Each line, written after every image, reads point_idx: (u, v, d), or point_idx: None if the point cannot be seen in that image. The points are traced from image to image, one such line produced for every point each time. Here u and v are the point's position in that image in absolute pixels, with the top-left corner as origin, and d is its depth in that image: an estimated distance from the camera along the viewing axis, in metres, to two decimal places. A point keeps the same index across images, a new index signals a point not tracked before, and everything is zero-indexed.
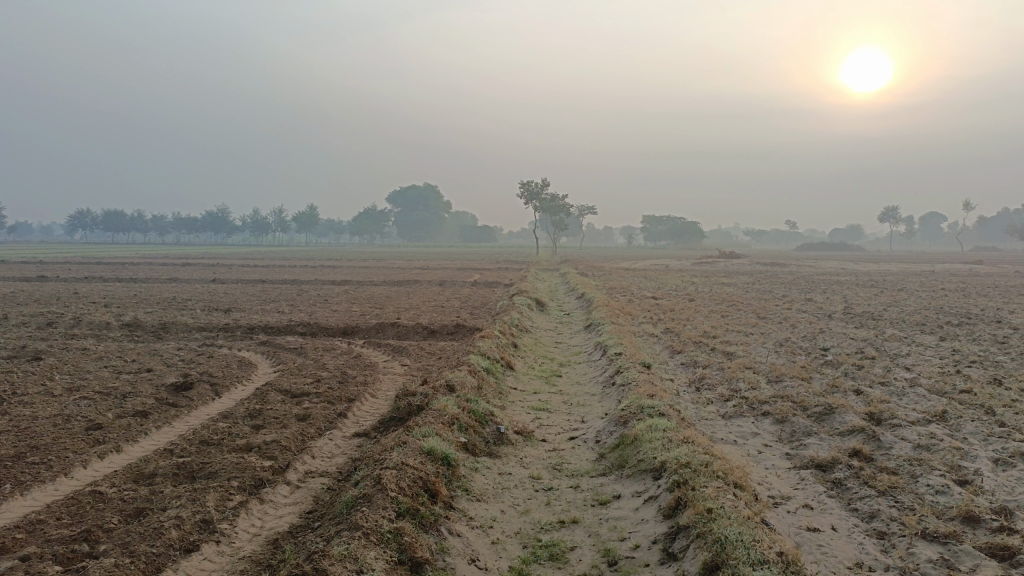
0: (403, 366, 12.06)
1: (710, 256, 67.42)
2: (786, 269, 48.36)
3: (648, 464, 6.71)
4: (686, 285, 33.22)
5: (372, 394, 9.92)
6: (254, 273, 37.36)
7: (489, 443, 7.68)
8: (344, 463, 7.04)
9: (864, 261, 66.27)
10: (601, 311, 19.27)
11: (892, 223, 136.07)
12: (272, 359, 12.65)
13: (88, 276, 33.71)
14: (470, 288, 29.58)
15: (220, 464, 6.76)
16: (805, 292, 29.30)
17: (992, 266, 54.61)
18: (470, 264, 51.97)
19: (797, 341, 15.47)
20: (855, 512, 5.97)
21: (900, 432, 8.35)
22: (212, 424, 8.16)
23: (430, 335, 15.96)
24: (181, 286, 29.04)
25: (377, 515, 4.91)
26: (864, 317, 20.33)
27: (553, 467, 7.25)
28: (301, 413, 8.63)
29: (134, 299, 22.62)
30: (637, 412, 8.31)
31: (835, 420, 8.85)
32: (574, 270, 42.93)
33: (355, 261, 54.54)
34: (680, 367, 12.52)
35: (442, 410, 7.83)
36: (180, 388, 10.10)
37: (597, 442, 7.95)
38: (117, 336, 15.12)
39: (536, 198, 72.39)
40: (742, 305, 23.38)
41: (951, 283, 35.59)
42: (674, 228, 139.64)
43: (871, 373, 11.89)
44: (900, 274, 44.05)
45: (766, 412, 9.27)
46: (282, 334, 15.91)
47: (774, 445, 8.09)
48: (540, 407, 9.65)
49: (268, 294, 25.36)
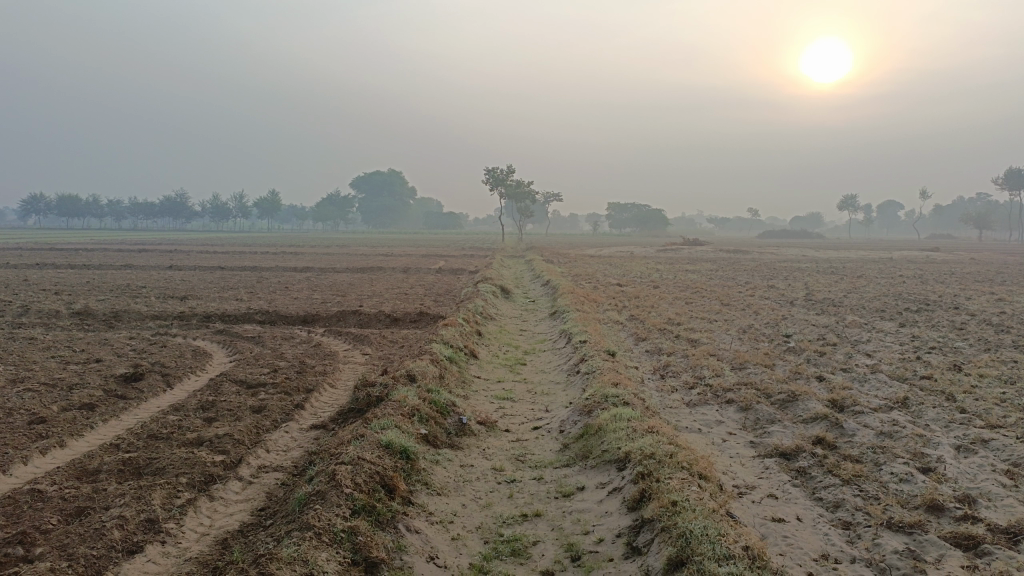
0: (364, 355, 11.80)
1: (674, 244, 67.84)
2: (749, 256, 48.80)
3: (612, 455, 6.58)
4: (651, 271, 33.34)
5: (331, 384, 9.66)
6: (214, 260, 36.56)
7: (451, 434, 7.50)
8: (300, 457, 6.79)
9: (825, 247, 67.31)
10: (566, 298, 19.16)
11: (852, 211, 138.54)
12: (229, 348, 12.29)
13: (39, 262, 32.68)
14: (434, 275, 29.27)
15: (169, 459, 6.47)
16: (768, 278, 29.58)
17: (949, 254, 55.65)
18: (435, 251, 51.58)
19: (760, 328, 15.54)
20: (821, 502, 5.92)
21: (863, 418, 8.36)
22: (162, 417, 7.84)
23: (392, 323, 15.70)
24: (137, 273, 28.30)
25: (330, 515, 4.70)
26: (826, 304, 20.54)
27: (516, 458, 7.09)
28: (256, 405, 8.35)
29: (86, 287, 21.93)
30: (601, 401, 8.19)
31: (799, 407, 8.83)
32: (540, 256, 42.81)
33: (318, 248, 53.74)
34: (645, 355, 12.45)
35: (402, 400, 7.62)
36: (130, 379, 9.73)
37: (561, 432, 7.81)
38: (67, 325, 14.59)
39: (502, 185, 72.11)
40: (706, 292, 23.47)
41: (909, 270, 36.21)
42: (640, 215, 140.33)
43: (833, 359, 11.96)
44: (859, 261, 44.68)
45: (730, 399, 9.23)
46: (241, 322, 15.52)
47: (739, 433, 8.04)
48: (504, 397, 9.49)
49: (227, 281, 24.79)
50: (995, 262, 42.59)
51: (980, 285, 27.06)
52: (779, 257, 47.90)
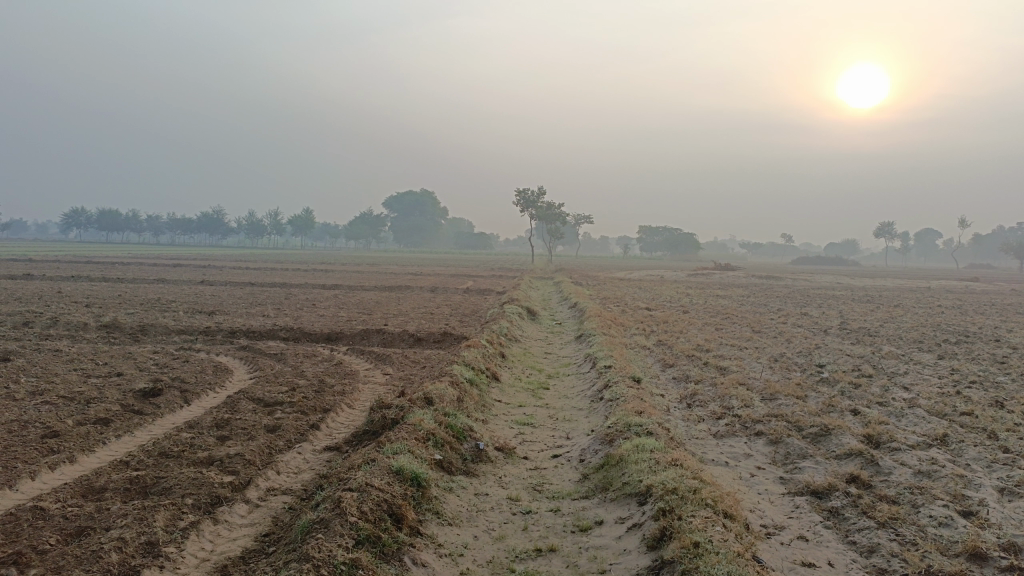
0: (384, 375, 11.62)
1: (706, 269, 67.18)
2: (781, 282, 48.03)
3: (633, 487, 6.30)
4: (681, 296, 32.93)
5: (349, 404, 9.50)
6: (245, 276, 36.97)
7: (466, 461, 7.27)
8: (310, 480, 6.61)
9: (861, 276, 66.21)
10: (593, 321, 18.87)
11: (888, 238, 136.61)
12: (250, 365, 12.22)
13: (76, 275, 33.22)
14: (461, 296, 29.18)
15: (176, 479, 6.33)
16: (801, 306, 29.01)
17: (991, 284, 54.20)
18: (464, 271, 51.55)
19: (792, 357, 15.11)
20: (854, 546, 5.57)
21: (899, 456, 7.96)
22: (174, 434, 7.72)
23: (416, 343, 15.56)
24: (168, 287, 28.62)
25: (331, 545, 4.50)
26: (861, 333, 19.99)
27: (533, 488, 6.82)
28: (270, 424, 8.20)
29: (117, 300, 22.15)
30: (623, 430, 7.90)
31: (832, 442, 8.45)
32: (569, 279, 42.51)
33: (349, 266, 54.01)
34: (671, 382, 12.11)
35: (417, 424, 7.42)
36: (148, 394, 9.66)
37: (581, 461, 7.53)
38: (94, 337, 14.68)
39: (533, 207, 72.23)
40: (736, 318, 23.01)
41: (948, 300, 35.28)
42: (671, 239, 139.49)
43: (868, 392, 11.52)
44: (895, 290, 43.72)
45: (759, 432, 8.88)
46: (264, 339, 15.48)
47: (767, 468, 7.71)
48: (524, 422, 9.23)
49: (256, 297, 24.92)
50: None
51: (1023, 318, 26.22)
52: (814, 285, 46.79)
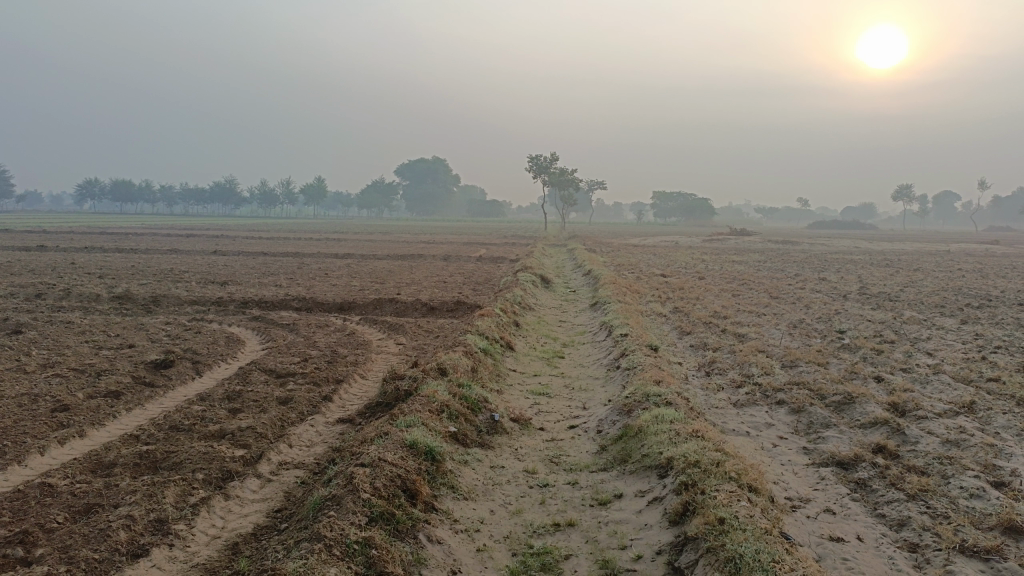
0: (398, 345, 11.48)
1: (721, 235, 66.49)
2: (797, 248, 47.46)
3: (653, 460, 6.12)
4: (697, 262, 32.55)
5: (362, 375, 9.37)
6: (258, 245, 36.93)
7: (482, 433, 7.12)
8: (322, 454, 6.47)
9: (879, 239, 65.28)
10: (608, 288, 18.62)
11: (906, 201, 134.78)
12: (262, 335, 12.10)
13: (90, 246, 33.23)
14: (475, 264, 28.97)
15: (187, 454, 6.21)
16: (818, 271, 28.56)
17: (1011, 247, 53.26)
18: (477, 239, 51.13)
19: (811, 323, 14.84)
20: (883, 519, 5.37)
21: (926, 424, 7.74)
22: (185, 407, 7.61)
23: (429, 312, 15.40)
24: (181, 257, 28.56)
25: (344, 524, 4.36)
26: (881, 298, 19.65)
27: (551, 460, 6.67)
28: (283, 396, 8.07)
29: (130, 271, 22.10)
30: (641, 400, 7.71)
31: (856, 410, 8.23)
32: (583, 246, 42.02)
33: (363, 234, 53.77)
34: (689, 350, 11.89)
35: (431, 395, 7.26)
36: (159, 366, 9.56)
37: (599, 432, 7.36)
38: (106, 309, 14.62)
39: (546, 173, 71.54)
40: (753, 284, 22.67)
41: (968, 264, 34.66)
42: (685, 205, 138.24)
43: (891, 358, 11.26)
44: (913, 254, 43.02)
45: (781, 400, 8.67)
46: (277, 309, 15.37)
47: (790, 437, 7.52)
48: (540, 392, 9.07)
49: (268, 266, 24.79)
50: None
51: None
52: (831, 249, 46.13)
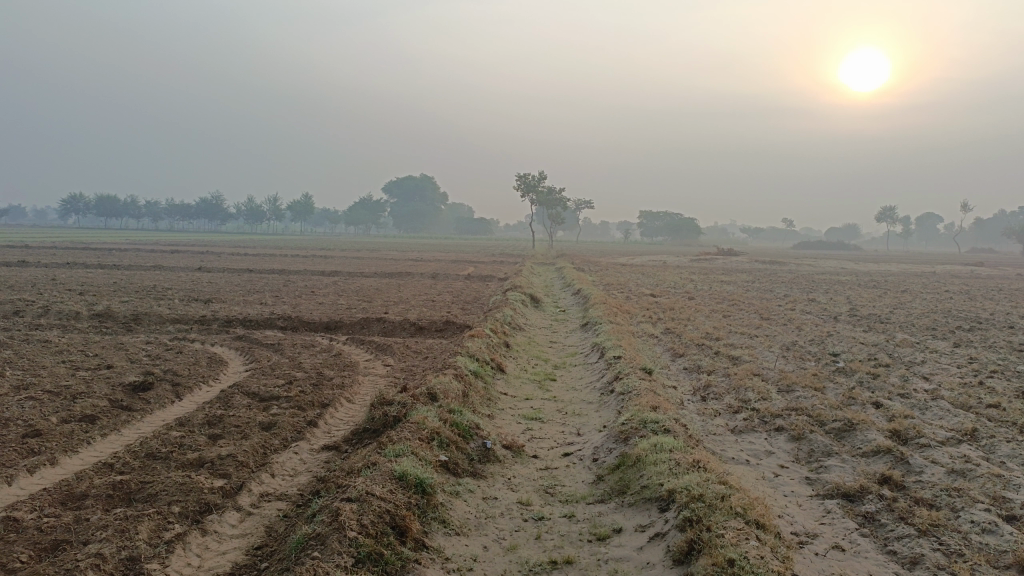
0: (385, 367, 11.18)
1: (708, 254, 66.69)
2: (784, 268, 47.56)
3: (653, 492, 5.87)
4: (686, 282, 32.47)
5: (348, 399, 9.07)
6: (243, 262, 36.51)
7: (473, 461, 6.84)
8: (306, 484, 6.17)
9: (864, 259, 65.70)
10: (598, 308, 18.40)
11: (890, 223, 136.06)
12: (246, 356, 11.77)
13: (72, 262, 32.73)
14: (463, 282, 28.74)
15: (163, 484, 5.89)
16: (807, 291, 28.52)
17: (995, 268, 53.65)
18: (465, 257, 50.91)
19: (805, 345, 14.66)
20: (895, 557, 5.14)
21: (929, 453, 7.53)
22: (163, 433, 7.29)
23: (417, 332, 15.11)
24: (164, 273, 28.14)
25: (328, 566, 4.06)
26: (872, 320, 19.55)
27: (545, 491, 6.40)
28: (265, 421, 7.76)
29: (112, 288, 21.67)
30: (638, 427, 7.46)
31: (857, 438, 8.01)
32: (571, 264, 41.89)
33: (350, 251, 53.51)
34: (683, 373, 11.66)
35: (421, 422, 6.97)
36: (138, 389, 9.21)
37: (595, 460, 7.09)
38: (85, 327, 14.24)
39: (534, 190, 71.60)
40: (743, 305, 22.54)
41: (954, 285, 34.77)
42: (672, 224, 138.72)
43: (888, 383, 11.08)
44: (900, 275, 43.15)
45: (780, 427, 8.44)
46: (262, 328, 15.02)
47: (791, 467, 7.29)
48: (532, 417, 8.81)
49: (253, 284, 24.43)
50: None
51: None
52: (818, 270, 46.25)
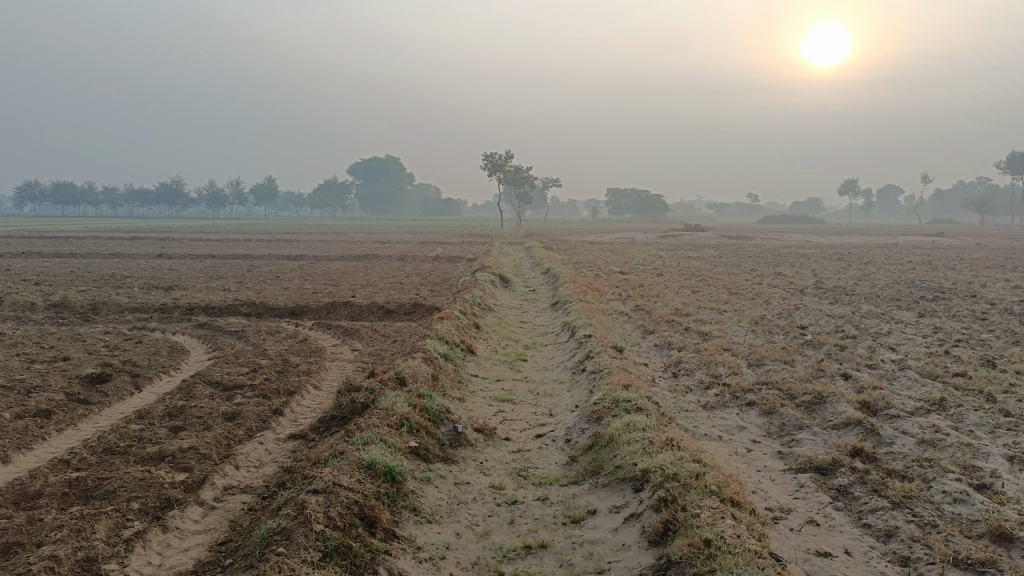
0: (353, 352, 10.98)
1: (676, 230, 67.11)
2: (751, 242, 47.95)
3: (627, 472, 5.80)
4: (654, 258, 32.55)
5: (315, 386, 8.87)
6: (206, 248, 35.79)
7: (444, 446, 6.71)
8: (272, 475, 5.99)
9: (828, 233, 66.55)
10: (568, 287, 18.32)
11: (852, 196, 138.08)
12: (209, 344, 11.48)
13: (27, 251, 31.79)
14: (431, 264, 28.48)
15: (122, 480, 5.67)
16: (773, 265, 28.76)
17: (956, 239, 54.66)
18: (433, 238, 50.45)
19: (773, 319, 14.73)
20: (869, 530, 5.13)
21: (899, 424, 7.57)
22: (121, 427, 7.03)
23: (386, 315, 14.90)
24: (124, 261, 27.42)
25: (294, 563, 3.91)
26: (838, 292, 19.75)
27: (517, 474, 6.29)
28: (229, 412, 7.54)
29: (69, 277, 21.03)
30: (611, 407, 7.39)
31: (828, 411, 8.04)
32: (540, 243, 41.81)
33: (317, 235, 52.71)
34: (653, 350, 11.64)
35: (389, 408, 6.81)
36: (95, 381, 8.91)
37: (568, 441, 7.01)
38: (40, 318, 13.78)
39: (501, 169, 71.13)
40: (712, 280, 22.63)
41: (917, 256, 35.35)
42: (639, 201, 139.16)
43: (856, 354, 11.17)
44: (863, 246, 43.79)
45: (751, 401, 8.43)
46: (225, 315, 14.69)
47: (763, 441, 7.28)
48: (503, 399, 8.70)
49: (217, 270, 23.93)
50: (1003, 248, 41.87)
51: (994, 272, 26.25)
52: (784, 243, 46.77)
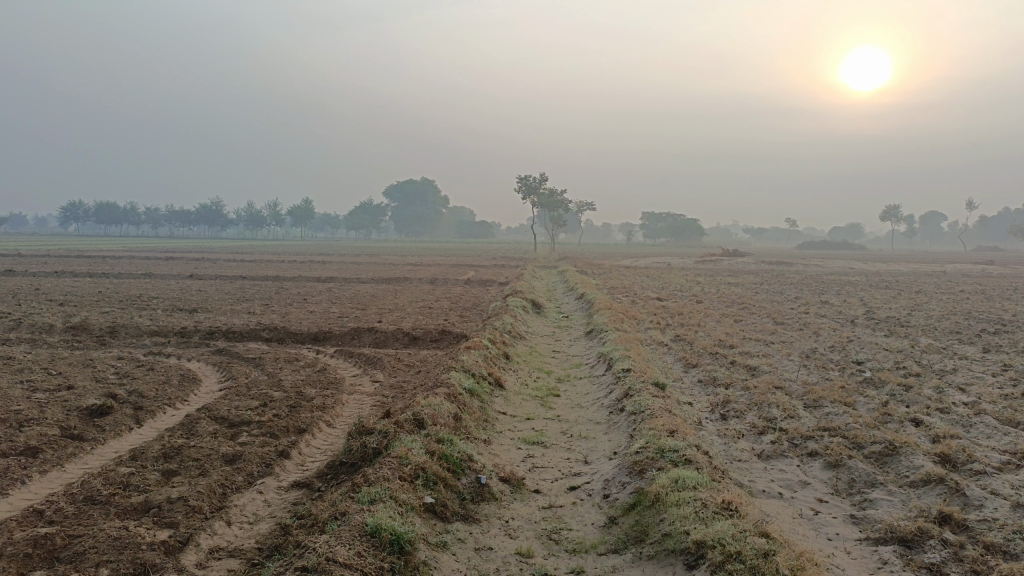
0: (373, 384, 10.24)
1: (712, 255, 65.77)
2: (791, 268, 46.61)
3: (676, 542, 4.94)
4: (693, 284, 31.48)
5: (329, 424, 8.13)
6: (237, 269, 35.52)
7: (465, 502, 5.90)
8: (267, 535, 5.22)
9: (870, 260, 64.58)
10: (603, 314, 17.44)
11: (893, 221, 134.74)
12: (222, 373, 10.83)
13: (61, 270, 31.96)
14: (462, 287, 27.82)
15: (94, 540, 4.94)
16: (818, 293, 27.49)
17: (1010, 267, 52.25)
18: (465, 260, 49.97)
19: (825, 353, 13.67)
20: None
21: (988, 483, 6.58)
22: (109, 470, 6.35)
23: (411, 342, 14.20)
24: (154, 282, 27.17)
25: None
26: (891, 323, 18.56)
27: (548, 537, 5.44)
28: (230, 452, 6.82)
29: (95, 298, 20.70)
30: (655, 457, 6.52)
31: (902, 464, 7.06)
32: (573, 268, 41.02)
33: (353, 257, 52.67)
34: (697, 387, 10.71)
35: (404, 456, 6.04)
36: (95, 414, 8.27)
37: (605, 497, 6.14)
38: (56, 341, 13.30)
39: (535, 193, 70.60)
40: (754, 308, 21.59)
41: (968, 285, 33.90)
42: (675, 225, 137.40)
43: (923, 395, 10.11)
44: (909, 275, 42.24)
45: (813, 451, 7.47)
46: (245, 341, 14.10)
47: (832, 500, 6.36)
48: (533, 441, 7.87)
49: (244, 292, 23.54)
50: None
51: None
52: (827, 271, 45.25)
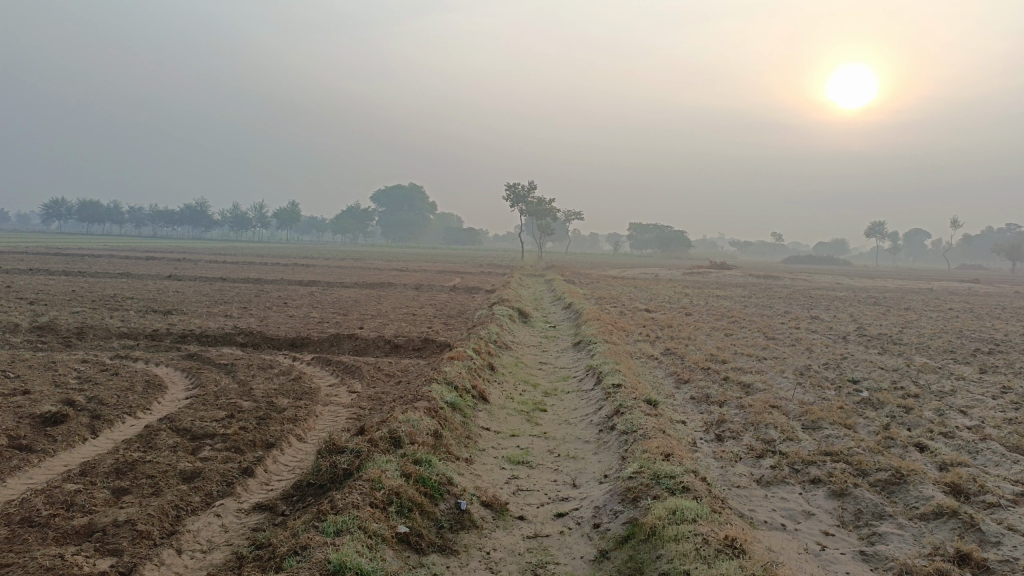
0: (350, 395, 9.70)
1: (700, 268, 65.52)
2: (779, 282, 46.37)
3: None
4: (682, 296, 31.11)
5: (300, 439, 7.58)
6: (218, 270, 34.82)
7: (442, 530, 5.40)
8: (221, 567, 4.69)
9: (856, 276, 64.50)
10: (592, 325, 16.96)
11: (878, 238, 135.29)
12: (191, 379, 10.25)
13: (37, 268, 31.10)
14: (448, 294, 27.29)
15: (23, 568, 4.38)
16: (807, 309, 27.14)
17: (995, 286, 52.10)
18: (451, 267, 49.37)
19: (820, 371, 13.24)
20: None
21: (1004, 517, 6.14)
22: (53, 488, 5.77)
23: (392, 351, 13.67)
24: (130, 282, 26.42)
25: None
26: (884, 341, 18.18)
27: (533, 572, 4.94)
28: (188, 469, 6.27)
29: (67, 297, 19.98)
30: (649, 483, 6.05)
31: (911, 494, 6.62)
32: (560, 277, 40.55)
33: (338, 261, 51.91)
34: (690, 405, 10.25)
35: (376, 480, 5.53)
36: (47, 422, 7.69)
37: (596, 527, 5.65)
38: (19, 341, 12.65)
39: (523, 202, 70.10)
40: (744, 323, 21.17)
41: (956, 303, 33.70)
42: (662, 236, 137.36)
43: (924, 418, 9.69)
44: (897, 291, 42.00)
45: (816, 478, 7.03)
46: (219, 345, 13.50)
47: (838, 534, 5.90)
48: (518, 460, 7.37)
49: (223, 294, 22.89)
50: None
51: None
52: (814, 285, 45.05)
